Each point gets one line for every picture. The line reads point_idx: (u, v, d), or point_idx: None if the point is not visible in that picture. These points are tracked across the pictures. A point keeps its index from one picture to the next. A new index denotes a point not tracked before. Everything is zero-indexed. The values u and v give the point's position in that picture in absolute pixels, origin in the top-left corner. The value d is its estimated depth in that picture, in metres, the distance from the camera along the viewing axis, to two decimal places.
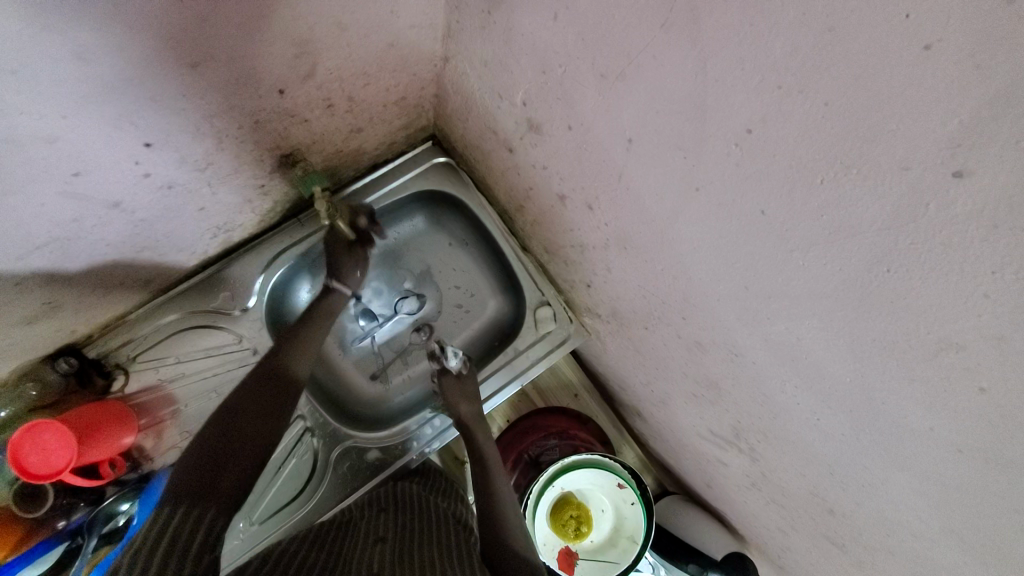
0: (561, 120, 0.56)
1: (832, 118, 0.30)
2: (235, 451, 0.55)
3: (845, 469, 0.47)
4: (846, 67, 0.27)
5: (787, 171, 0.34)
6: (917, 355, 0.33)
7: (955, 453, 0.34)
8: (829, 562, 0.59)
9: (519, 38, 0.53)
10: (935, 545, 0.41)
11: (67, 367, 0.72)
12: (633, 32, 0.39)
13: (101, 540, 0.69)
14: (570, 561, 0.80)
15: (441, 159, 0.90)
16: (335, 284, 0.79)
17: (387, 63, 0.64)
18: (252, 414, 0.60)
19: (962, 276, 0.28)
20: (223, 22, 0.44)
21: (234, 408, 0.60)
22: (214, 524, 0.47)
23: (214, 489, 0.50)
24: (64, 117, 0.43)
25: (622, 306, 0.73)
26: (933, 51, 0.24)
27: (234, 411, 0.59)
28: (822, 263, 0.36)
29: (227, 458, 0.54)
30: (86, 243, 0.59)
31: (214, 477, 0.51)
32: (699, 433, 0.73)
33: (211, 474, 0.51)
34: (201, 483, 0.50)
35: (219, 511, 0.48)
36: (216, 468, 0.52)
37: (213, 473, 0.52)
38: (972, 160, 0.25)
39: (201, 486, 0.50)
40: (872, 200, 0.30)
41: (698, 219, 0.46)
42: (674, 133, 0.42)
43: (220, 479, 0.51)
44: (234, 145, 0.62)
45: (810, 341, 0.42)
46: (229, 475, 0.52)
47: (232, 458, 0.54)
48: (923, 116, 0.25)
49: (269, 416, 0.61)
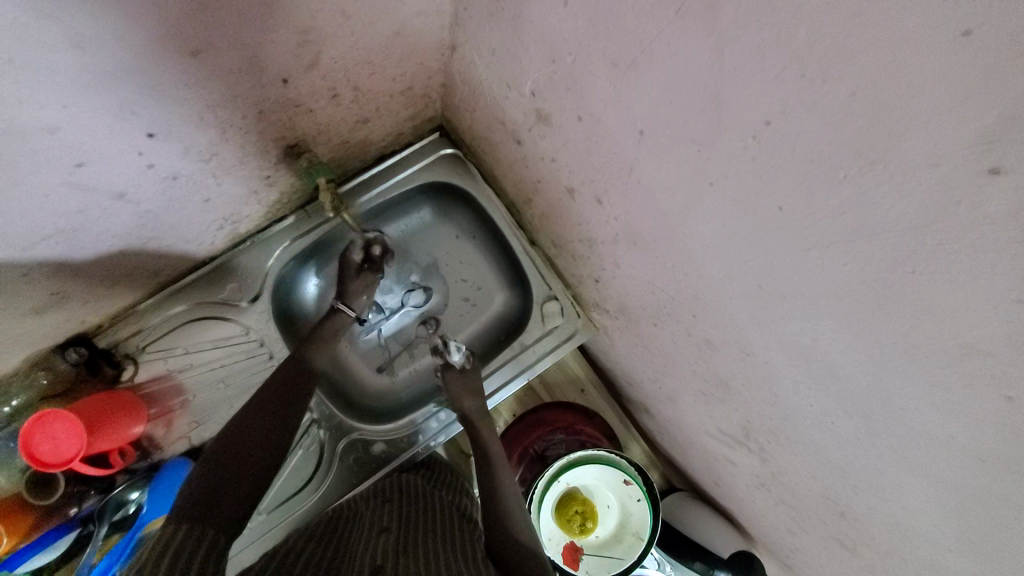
0: (571, 111, 0.55)
1: (856, 110, 0.28)
2: (237, 471, 0.56)
3: (858, 474, 0.45)
4: (873, 55, 0.26)
5: (806, 165, 0.33)
6: (940, 360, 0.31)
7: (977, 463, 0.33)
8: (839, 566, 0.58)
9: (528, 26, 0.51)
10: (951, 554, 0.40)
11: (77, 357, 0.73)
12: (646, 19, 0.37)
13: (112, 528, 0.71)
14: (575, 556, 0.80)
15: (449, 150, 0.88)
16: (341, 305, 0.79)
17: (393, 52, 0.62)
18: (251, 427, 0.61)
19: (992, 279, 0.26)
20: (224, 10, 0.43)
21: (234, 426, 0.61)
22: (216, 542, 0.47)
23: (214, 509, 0.51)
24: (65, 107, 0.43)
25: (630, 302, 0.72)
26: (972, 37, 0.22)
27: (237, 433, 0.60)
28: (840, 262, 0.34)
29: (228, 479, 0.55)
30: (91, 234, 0.59)
31: (215, 498, 0.52)
32: (708, 432, 0.72)
33: (213, 495, 0.52)
34: (202, 503, 0.51)
35: (218, 530, 0.49)
36: (218, 488, 0.53)
37: (214, 495, 0.52)
38: (1008, 156, 0.23)
39: (202, 506, 0.50)
40: (896, 197, 0.28)
41: (710, 215, 0.44)
42: (687, 125, 0.40)
43: (223, 501, 0.52)
44: (239, 136, 0.61)
45: (825, 342, 0.40)
46: (229, 498, 0.53)
47: (231, 478, 0.55)
48: (957, 108, 0.24)
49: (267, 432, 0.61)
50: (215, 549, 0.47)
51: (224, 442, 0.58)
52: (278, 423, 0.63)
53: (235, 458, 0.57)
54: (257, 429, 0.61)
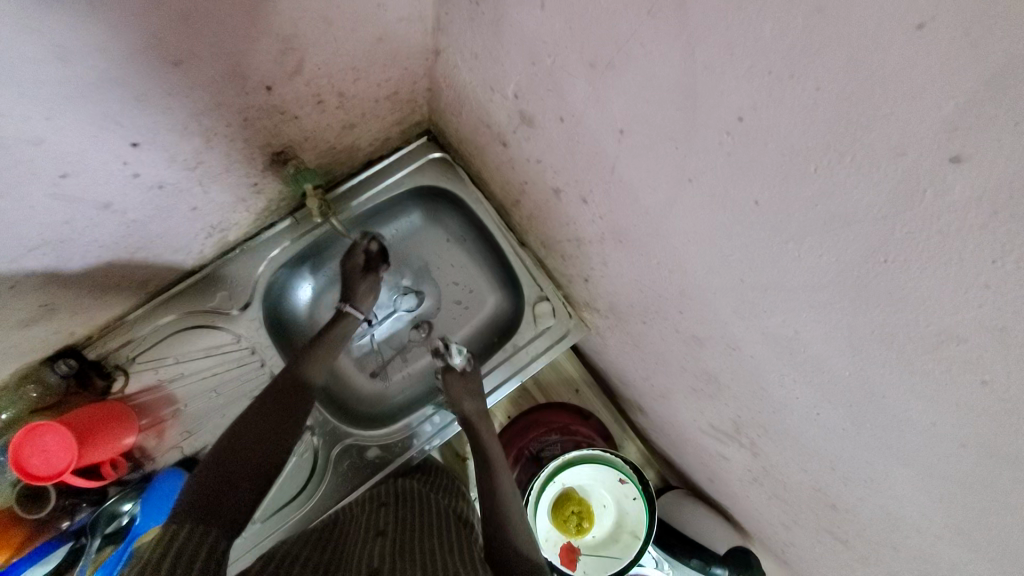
0: (553, 113, 0.55)
1: (823, 103, 0.28)
2: (235, 474, 0.57)
3: (846, 464, 0.46)
4: (837, 49, 0.26)
5: (779, 159, 0.33)
6: (917, 348, 0.32)
7: (958, 448, 0.33)
8: (833, 558, 0.58)
9: (508, 29, 0.52)
10: (938, 540, 0.41)
11: (67, 369, 0.72)
12: (620, 19, 0.38)
13: (104, 540, 0.70)
14: (572, 556, 0.80)
15: (436, 154, 0.89)
16: (348, 307, 0.80)
17: (377, 58, 0.63)
18: (247, 432, 0.62)
19: (962, 267, 0.27)
20: (205, 20, 0.44)
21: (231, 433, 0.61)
22: (218, 545, 0.48)
23: (217, 513, 0.51)
24: (48, 118, 0.43)
25: (619, 301, 0.72)
26: (926, 29, 0.22)
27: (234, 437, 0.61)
28: (817, 255, 0.35)
29: (228, 483, 0.55)
30: (78, 245, 0.59)
31: (214, 504, 0.52)
32: (700, 428, 0.72)
33: (214, 500, 0.53)
34: (201, 509, 0.51)
35: (219, 532, 0.49)
36: (217, 492, 0.54)
37: (215, 502, 0.53)
38: (969, 143, 0.24)
39: (205, 510, 0.51)
40: (868, 187, 0.29)
41: (691, 212, 0.45)
42: (664, 123, 0.41)
43: (222, 505, 0.53)
44: (224, 144, 0.61)
45: (808, 334, 0.41)
46: (229, 505, 0.53)
47: (228, 483, 0.56)
48: (918, 98, 0.24)
49: (263, 435, 0.62)
50: (215, 550, 0.47)
51: (221, 449, 0.59)
52: (272, 430, 0.63)
53: (231, 464, 0.58)
54: (252, 433, 0.62)
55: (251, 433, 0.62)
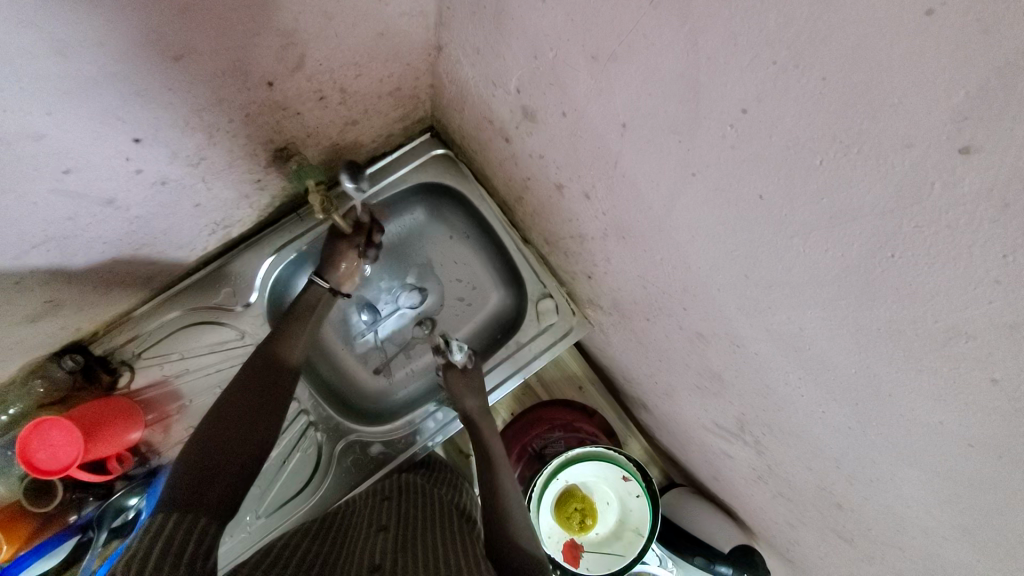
0: (555, 108, 0.55)
1: (831, 93, 0.28)
2: (227, 458, 0.57)
3: (854, 465, 0.45)
4: (842, 38, 0.26)
5: (784, 152, 0.33)
6: (923, 345, 0.32)
7: (967, 447, 0.33)
8: (839, 558, 0.58)
9: (510, 22, 0.51)
10: (945, 541, 0.40)
11: (73, 364, 0.73)
12: (622, 13, 0.37)
13: (111, 533, 0.69)
14: (575, 553, 0.80)
15: (440, 150, 0.89)
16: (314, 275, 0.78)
17: (379, 53, 0.62)
18: (239, 420, 0.61)
19: (971, 261, 0.26)
20: (204, 15, 0.44)
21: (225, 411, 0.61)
22: (207, 527, 0.48)
23: (203, 492, 0.51)
24: (49, 114, 0.43)
25: (623, 297, 0.72)
26: (935, 16, 0.22)
27: (223, 421, 0.60)
28: (821, 250, 0.34)
29: (223, 467, 0.55)
30: (83, 241, 0.59)
31: (204, 484, 0.52)
32: (705, 426, 0.72)
33: (207, 484, 0.53)
34: (192, 492, 0.51)
35: (208, 516, 0.49)
36: (207, 478, 0.53)
37: (204, 481, 0.53)
38: (979, 134, 0.23)
39: (189, 490, 0.51)
40: (874, 181, 0.28)
41: (696, 206, 0.44)
42: (668, 117, 0.40)
43: (213, 488, 0.53)
44: (226, 139, 0.61)
45: (813, 331, 0.40)
46: (220, 482, 0.54)
47: (228, 467, 0.56)
48: (924, 89, 0.24)
49: (253, 420, 0.62)
50: (206, 533, 0.47)
51: (215, 427, 0.59)
52: (271, 417, 0.64)
53: (226, 448, 0.58)
54: (250, 417, 0.62)
55: (246, 416, 0.62)
